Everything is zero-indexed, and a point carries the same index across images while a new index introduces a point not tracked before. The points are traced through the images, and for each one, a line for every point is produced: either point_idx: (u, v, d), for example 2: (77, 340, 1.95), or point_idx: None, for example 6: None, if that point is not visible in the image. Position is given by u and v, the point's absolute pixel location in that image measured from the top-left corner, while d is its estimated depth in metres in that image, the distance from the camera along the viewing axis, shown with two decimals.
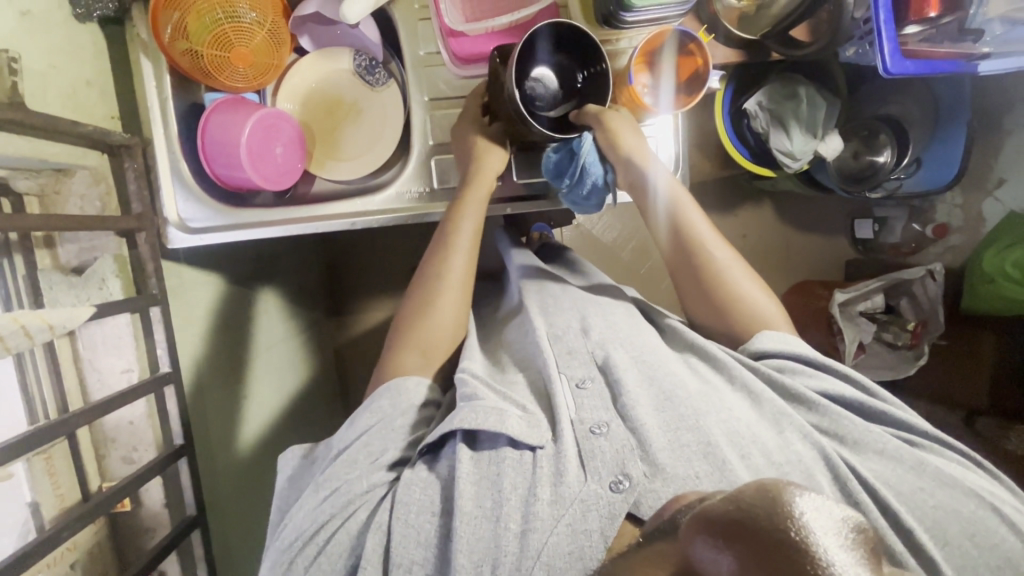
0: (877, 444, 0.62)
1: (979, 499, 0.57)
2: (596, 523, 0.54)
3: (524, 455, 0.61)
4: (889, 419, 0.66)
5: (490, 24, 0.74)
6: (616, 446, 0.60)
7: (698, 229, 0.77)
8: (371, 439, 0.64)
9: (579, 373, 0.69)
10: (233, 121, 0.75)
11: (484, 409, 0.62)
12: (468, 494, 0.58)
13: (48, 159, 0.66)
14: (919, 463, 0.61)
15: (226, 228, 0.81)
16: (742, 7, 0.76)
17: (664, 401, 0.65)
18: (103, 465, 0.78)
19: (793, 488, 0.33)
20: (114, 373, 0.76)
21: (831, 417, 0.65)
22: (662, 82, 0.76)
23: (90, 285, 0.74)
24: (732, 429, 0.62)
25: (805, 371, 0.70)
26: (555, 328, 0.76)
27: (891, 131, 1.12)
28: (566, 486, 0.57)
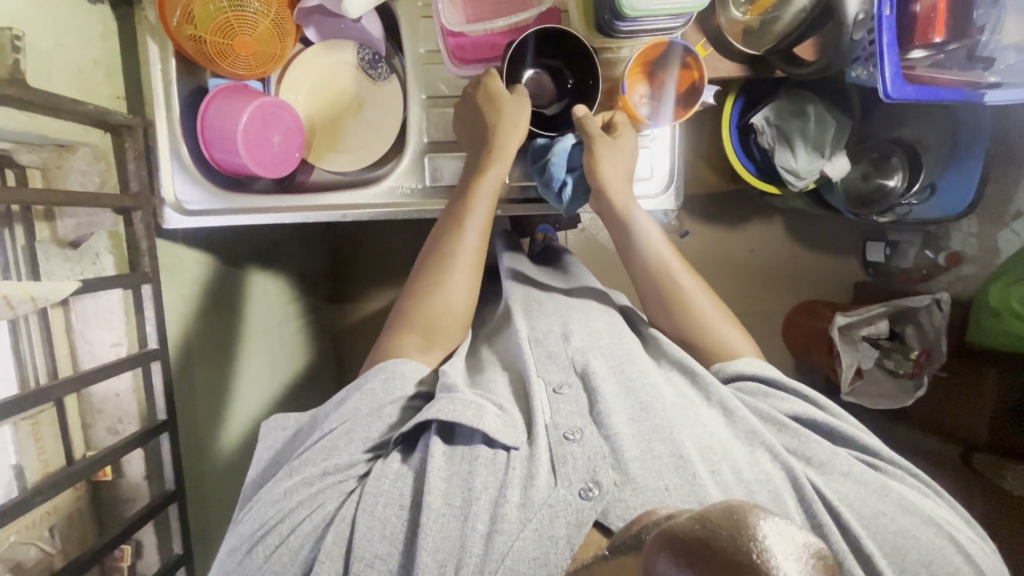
0: (844, 466, 0.62)
1: (939, 529, 0.57)
2: (562, 530, 0.54)
3: (498, 454, 0.61)
4: (857, 444, 0.65)
5: (490, 27, 0.72)
6: (588, 453, 0.60)
7: (667, 258, 0.77)
8: (354, 428, 0.64)
9: (557, 377, 0.69)
10: (233, 107, 0.77)
11: (462, 402, 0.63)
12: (437, 490, 0.58)
13: (49, 135, 0.68)
14: (883, 488, 0.60)
15: (219, 211, 0.82)
16: (747, 20, 0.75)
17: (638, 411, 0.65)
18: (89, 434, 0.81)
19: (762, 515, 0.32)
20: (104, 346, 0.79)
21: (801, 439, 0.64)
22: (658, 95, 0.76)
23: (85, 259, 0.76)
24: (705, 443, 0.62)
25: (776, 394, 0.69)
26: (536, 332, 0.76)
27: (904, 155, 1.09)
28: (535, 490, 0.57)
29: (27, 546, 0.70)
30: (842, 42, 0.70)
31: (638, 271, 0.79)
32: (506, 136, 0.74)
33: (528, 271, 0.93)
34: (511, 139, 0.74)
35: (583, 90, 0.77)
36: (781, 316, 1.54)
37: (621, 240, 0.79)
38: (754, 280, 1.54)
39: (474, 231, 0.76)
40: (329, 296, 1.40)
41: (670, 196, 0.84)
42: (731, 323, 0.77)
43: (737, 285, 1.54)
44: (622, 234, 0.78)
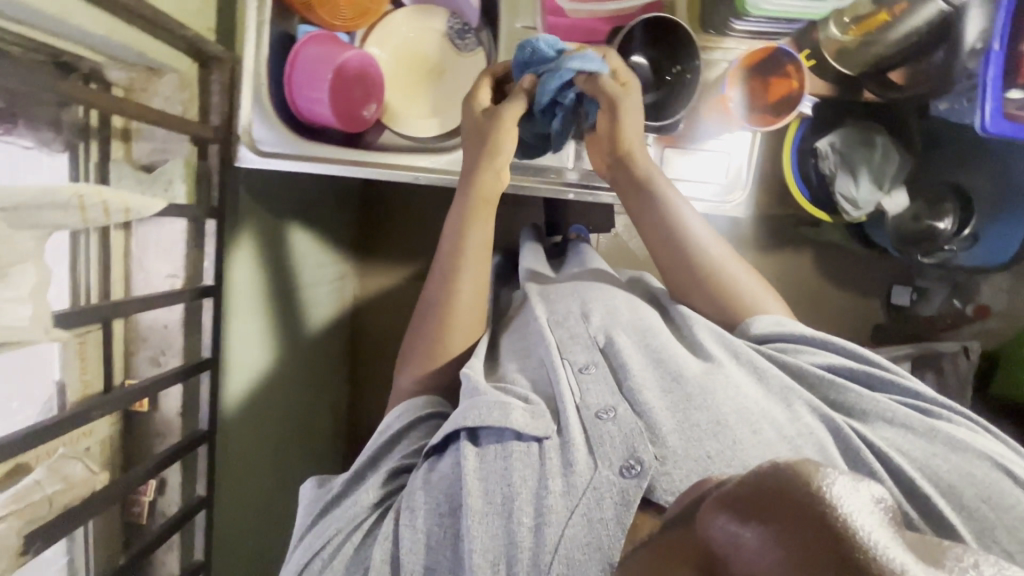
0: (886, 413, 0.61)
1: (994, 462, 0.54)
2: (610, 510, 0.51)
3: (531, 447, 0.58)
4: (896, 388, 0.64)
5: (596, 7, 0.72)
6: (624, 430, 0.58)
7: (697, 235, 0.77)
8: (377, 457, 0.65)
9: (582, 358, 0.68)
10: (323, 55, 0.76)
11: (486, 404, 0.60)
12: (476, 489, 0.55)
13: (147, 55, 0.68)
14: (930, 429, 0.58)
15: (294, 157, 0.82)
16: (845, 40, 0.72)
17: (669, 383, 0.64)
18: (129, 364, 0.79)
19: (808, 461, 0.29)
20: (159, 276, 0.78)
21: (836, 393, 0.63)
22: (750, 98, 0.74)
23: (158, 183, 0.75)
24: (741, 405, 0.60)
25: (802, 348, 0.68)
26: (557, 316, 0.76)
27: (957, 202, 1.10)
28: (576, 476, 0.54)
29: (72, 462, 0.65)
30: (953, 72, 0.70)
31: (663, 250, 0.78)
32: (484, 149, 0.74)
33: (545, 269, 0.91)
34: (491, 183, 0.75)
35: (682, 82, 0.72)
36: None
37: (639, 212, 0.79)
38: None
39: (467, 274, 0.75)
40: (356, 265, 1.40)
41: (740, 203, 0.85)
42: (765, 291, 0.77)
43: None
44: (637, 213, 0.79)
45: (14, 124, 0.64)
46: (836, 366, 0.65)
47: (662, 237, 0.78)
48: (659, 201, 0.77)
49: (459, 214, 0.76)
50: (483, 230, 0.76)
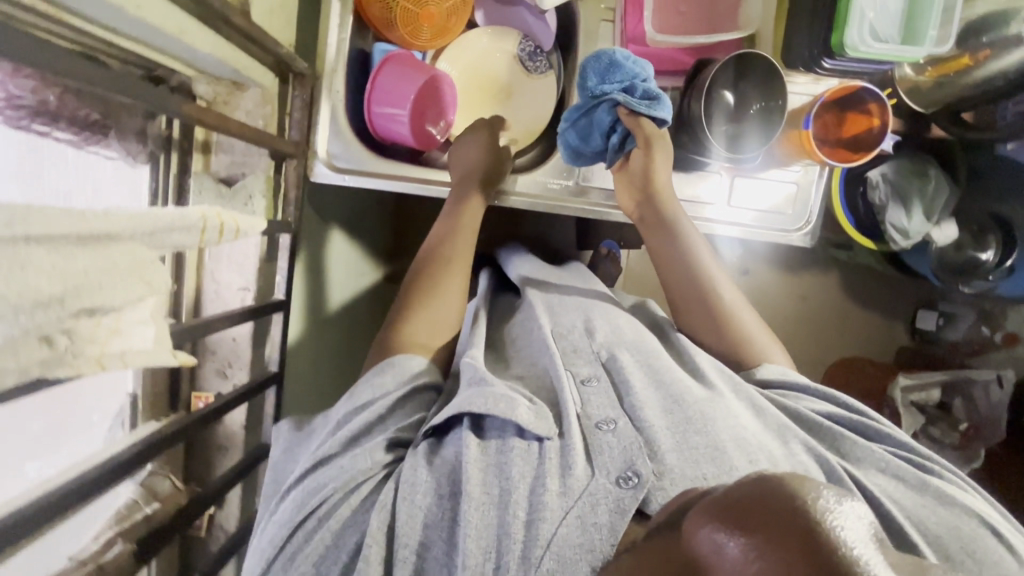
0: (880, 462, 0.58)
1: (982, 521, 0.52)
2: (604, 517, 0.48)
3: (531, 446, 0.55)
4: (890, 439, 0.61)
5: (683, 39, 0.70)
6: (624, 442, 0.54)
7: (714, 275, 0.75)
8: (369, 422, 0.59)
9: (585, 370, 0.64)
10: (408, 72, 0.76)
11: (495, 395, 0.57)
12: (476, 479, 0.52)
13: (240, 70, 0.68)
14: (922, 482, 0.56)
15: (367, 173, 0.81)
16: (920, 79, 0.73)
17: (670, 403, 0.60)
18: (196, 375, 0.79)
19: (797, 476, 0.32)
20: (231, 289, 0.77)
21: (832, 439, 0.61)
22: (827, 137, 0.75)
23: (237, 200, 0.77)
24: (740, 435, 0.57)
25: (800, 395, 0.66)
26: (559, 327, 0.71)
27: (1000, 235, 1.10)
28: (573, 478, 0.51)
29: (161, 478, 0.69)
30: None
31: (677, 282, 0.75)
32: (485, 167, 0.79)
33: (542, 275, 0.86)
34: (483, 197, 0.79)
35: (767, 116, 0.71)
36: (825, 368, 1.56)
37: (658, 248, 0.77)
38: (803, 327, 1.56)
39: (450, 286, 0.74)
40: None
41: (805, 233, 0.84)
42: (771, 341, 0.74)
43: (787, 332, 1.56)
44: (656, 243, 0.77)
45: (107, 136, 0.64)
46: (835, 414, 0.63)
47: (678, 270, 0.75)
48: (681, 235, 0.76)
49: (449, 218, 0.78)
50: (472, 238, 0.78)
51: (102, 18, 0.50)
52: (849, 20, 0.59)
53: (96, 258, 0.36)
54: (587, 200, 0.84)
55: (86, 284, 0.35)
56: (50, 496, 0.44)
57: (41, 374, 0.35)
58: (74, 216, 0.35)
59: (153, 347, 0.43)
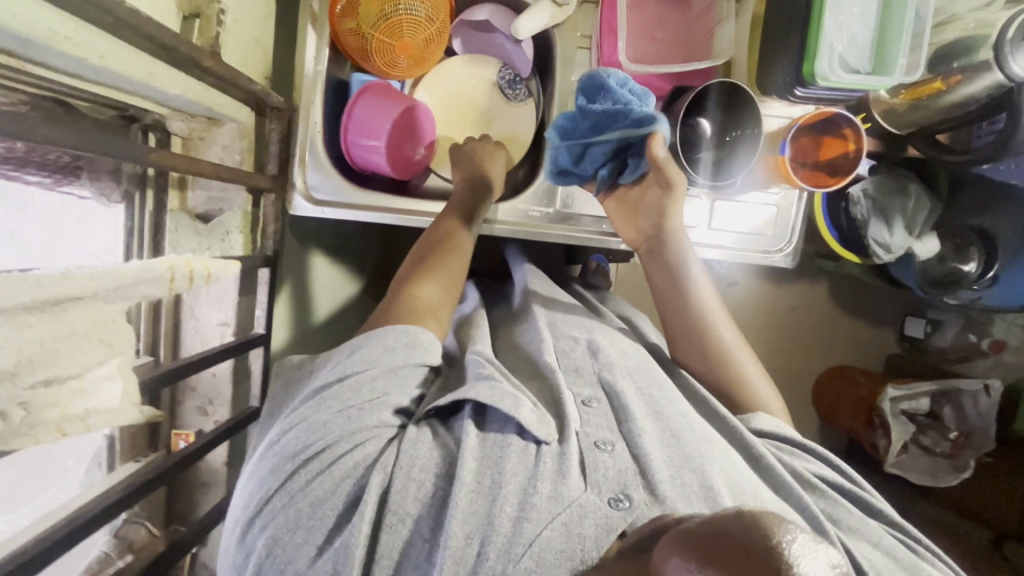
0: (873, 535, 0.57)
1: None
2: (590, 530, 0.47)
3: (529, 448, 0.54)
4: (884, 517, 0.61)
5: (656, 69, 0.70)
6: (620, 465, 0.54)
7: (712, 310, 0.74)
8: (377, 377, 0.57)
9: (586, 392, 0.63)
10: (378, 102, 0.76)
11: (502, 389, 0.57)
12: (470, 468, 0.52)
13: (213, 108, 0.68)
14: (913, 565, 0.55)
15: (348, 206, 0.80)
16: (893, 102, 0.74)
17: (668, 437, 0.59)
18: (177, 412, 0.78)
19: (768, 512, 0.33)
20: (210, 324, 0.77)
21: (827, 501, 0.60)
22: (803, 159, 0.76)
23: (214, 235, 0.76)
24: (734, 480, 0.56)
25: (800, 453, 0.65)
26: (561, 345, 0.70)
27: (983, 247, 1.10)
28: (566, 486, 0.50)
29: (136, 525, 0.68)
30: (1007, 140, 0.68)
31: (670, 306, 0.75)
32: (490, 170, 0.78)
33: (547, 288, 0.84)
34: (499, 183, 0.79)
35: (738, 146, 0.71)
36: (816, 377, 1.56)
37: (658, 279, 0.76)
38: (793, 337, 1.56)
39: (458, 265, 0.71)
40: None
41: (787, 252, 0.84)
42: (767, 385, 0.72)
43: (779, 342, 1.56)
44: (654, 266, 0.76)
45: (79, 177, 0.64)
46: (832, 479, 0.63)
47: (676, 295, 0.74)
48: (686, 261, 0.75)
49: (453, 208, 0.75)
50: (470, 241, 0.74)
51: (65, 70, 0.50)
52: (818, 51, 0.60)
53: (53, 324, 0.36)
54: (583, 227, 0.83)
55: (42, 352, 0.35)
56: (17, 557, 0.44)
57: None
58: (27, 284, 0.35)
59: (119, 405, 0.43)
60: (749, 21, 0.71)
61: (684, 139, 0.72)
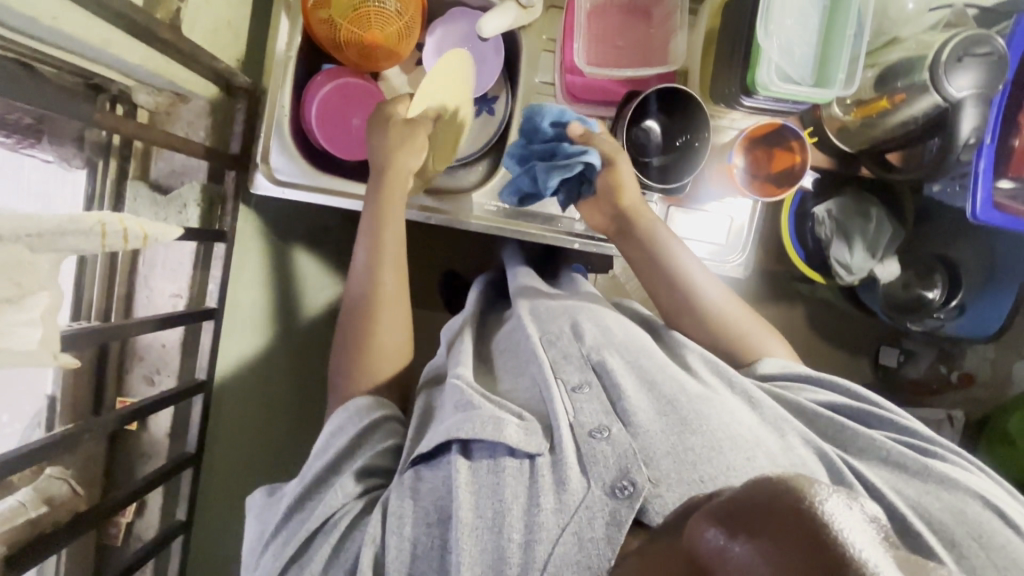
0: (881, 451, 0.57)
1: (984, 501, 0.51)
2: (601, 530, 0.48)
3: (523, 465, 0.54)
4: (893, 425, 0.60)
5: (611, 72, 0.72)
6: (618, 450, 0.54)
7: (697, 276, 0.73)
8: (337, 457, 0.60)
9: (575, 377, 0.62)
10: (328, 82, 0.79)
11: (481, 418, 0.56)
12: (466, 504, 0.51)
13: (178, 84, 0.70)
14: (925, 468, 0.55)
15: (308, 187, 0.80)
16: (845, 120, 0.77)
17: (664, 405, 0.59)
18: (124, 379, 0.79)
19: (800, 475, 0.31)
20: (163, 295, 0.78)
21: (835, 428, 0.59)
22: (753, 168, 0.78)
23: (171, 207, 0.76)
24: (735, 433, 0.56)
25: (805, 385, 0.64)
26: (547, 334, 0.67)
27: (946, 273, 1.12)
28: (568, 493, 0.51)
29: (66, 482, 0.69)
30: (950, 161, 0.70)
31: (654, 281, 0.74)
32: (404, 161, 0.72)
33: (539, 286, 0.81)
34: (396, 192, 0.72)
35: (686, 155, 0.73)
36: None
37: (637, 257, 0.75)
38: None
39: (389, 314, 0.71)
40: None
41: (742, 262, 0.85)
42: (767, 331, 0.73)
43: None
44: (630, 247, 0.75)
45: (40, 139, 0.66)
46: (837, 403, 0.62)
47: (660, 269, 0.73)
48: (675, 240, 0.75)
49: (369, 251, 0.72)
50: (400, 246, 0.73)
51: (27, 31, 0.52)
52: (758, 62, 0.61)
53: None
54: (556, 227, 0.84)
55: None
56: None
57: None
58: None
59: (36, 348, 0.44)
60: (703, 34, 0.73)
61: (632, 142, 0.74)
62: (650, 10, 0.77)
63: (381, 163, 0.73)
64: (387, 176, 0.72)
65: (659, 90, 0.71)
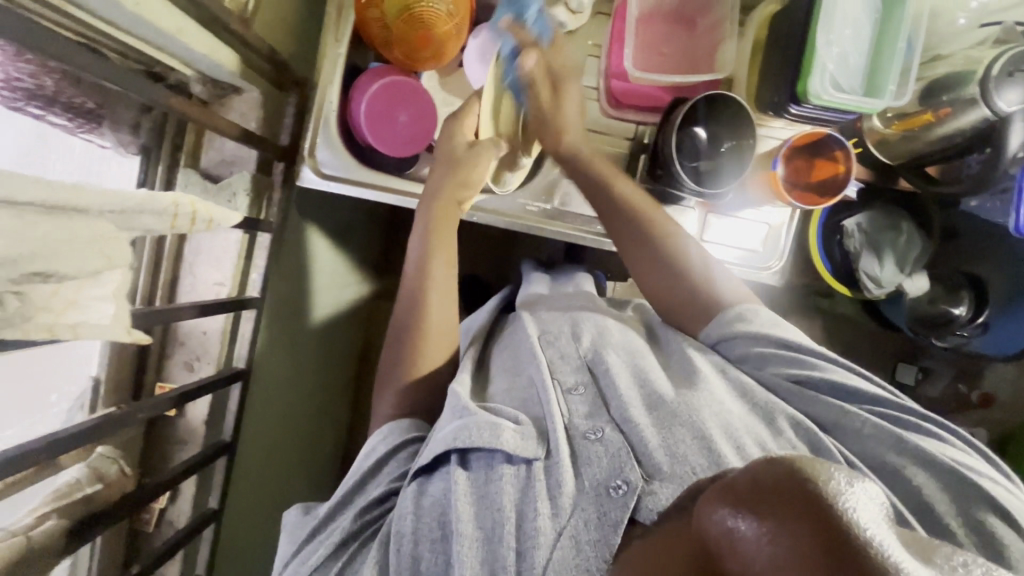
0: (858, 426, 0.60)
1: (968, 489, 0.54)
2: (596, 532, 0.51)
3: (521, 471, 0.57)
4: (869, 399, 0.62)
5: (657, 78, 0.73)
6: (612, 450, 0.57)
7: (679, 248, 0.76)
8: (352, 486, 0.63)
9: (571, 379, 0.66)
10: (373, 79, 0.80)
11: (478, 425, 0.58)
12: (467, 514, 0.54)
13: (236, 75, 0.71)
14: (899, 440, 0.58)
15: (352, 181, 0.83)
16: (885, 132, 0.78)
17: (653, 400, 0.63)
18: (163, 366, 0.80)
19: (811, 462, 0.32)
20: (206, 283, 0.79)
21: (817, 406, 0.62)
22: (796, 175, 0.79)
23: (221, 196, 0.77)
24: (726, 423, 0.59)
25: (796, 358, 0.65)
26: (547, 333, 0.72)
27: (972, 291, 1.12)
28: (562, 497, 0.54)
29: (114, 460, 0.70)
30: (995, 174, 0.70)
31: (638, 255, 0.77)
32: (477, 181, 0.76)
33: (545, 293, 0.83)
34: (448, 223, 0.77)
35: (735, 159, 0.74)
36: None
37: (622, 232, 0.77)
38: None
39: (438, 318, 0.75)
40: None
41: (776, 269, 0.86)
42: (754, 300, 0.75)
43: None
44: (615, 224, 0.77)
45: (100, 124, 0.67)
46: (817, 377, 0.63)
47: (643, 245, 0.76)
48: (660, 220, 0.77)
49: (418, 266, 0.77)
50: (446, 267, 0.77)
51: (107, 15, 0.53)
52: (812, 70, 0.62)
53: (54, 226, 0.38)
54: (591, 228, 0.85)
55: (34, 250, 0.37)
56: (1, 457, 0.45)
57: None
58: (40, 184, 0.37)
59: (110, 323, 0.44)
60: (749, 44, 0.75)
61: (680, 147, 0.74)
62: (694, 19, 0.79)
63: (433, 190, 0.77)
64: (438, 208, 0.77)
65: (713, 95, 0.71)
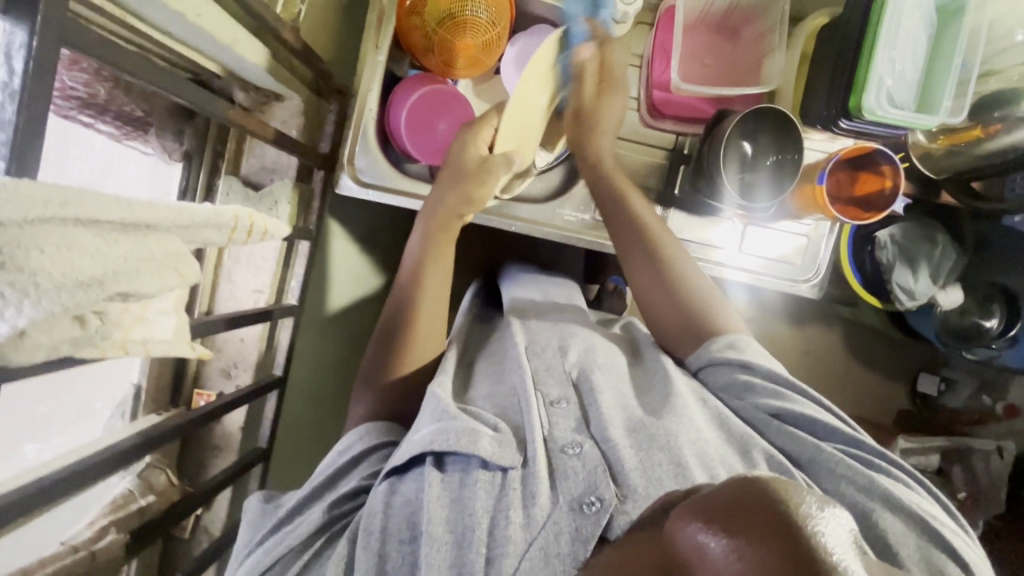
0: (830, 464, 0.56)
1: (934, 536, 0.51)
2: (567, 547, 0.47)
3: (495, 478, 0.53)
4: (840, 436, 0.59)
5: (701, 90, 0.72)
6: (589, 466, 0.53)
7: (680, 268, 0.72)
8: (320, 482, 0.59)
9: (554, 392, 0.61)
10: (413, 87, 0.80)
11: (457, 429, 0.55)
12: (438, 518, 0.50)
13: (281, 83, 0.71)
14: (870, 482, 0.54)
15: (389, 189, 0.81)
16: (931, 146, 0.78)
17: (633, 423, 0.59)
18: (202, 372, 0.80)
19: (784, 484, 0.32)
20: (245, 290, 0.79)
21: (789, 439, 0.59)
22: (842, 191, 0.78)
23: (262, 203, 0.76)
24: (701, 451, 0.56)
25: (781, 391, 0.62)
26: (533, 344, 0.67)
27: (1005, 303, 1.09)
28: (537, 508, 0.50)
29: (158, 472, 0.72)
30: None
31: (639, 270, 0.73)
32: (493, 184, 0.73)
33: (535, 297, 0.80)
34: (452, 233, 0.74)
35: (782, 170, 0.74)
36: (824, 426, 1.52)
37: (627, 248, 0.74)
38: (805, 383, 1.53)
39: (427, 325, 0.72)
40: None
41: (814, 284, 0.85)
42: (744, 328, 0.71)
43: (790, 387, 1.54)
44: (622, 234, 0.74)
45: (147, 131, 0.67)
46: (792, 409, 0.60)
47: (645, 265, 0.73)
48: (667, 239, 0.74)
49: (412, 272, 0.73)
50: (442, 276, 0.74)
51: (166, 27, 0.53)
52: (867, 86, 0.62)
53: (136, 245, 0.37)
54: None
55: (124, 269, 0.36)
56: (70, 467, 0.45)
57: (69, 352, 0.36)
58: (123, 204, 0.36)
59: (172, 337, 0.44)
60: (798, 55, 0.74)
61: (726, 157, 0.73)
62: (738, 29, 0.79)
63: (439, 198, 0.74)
64: (438, 215, 0.73)
65: (770, 108, 0.71)
